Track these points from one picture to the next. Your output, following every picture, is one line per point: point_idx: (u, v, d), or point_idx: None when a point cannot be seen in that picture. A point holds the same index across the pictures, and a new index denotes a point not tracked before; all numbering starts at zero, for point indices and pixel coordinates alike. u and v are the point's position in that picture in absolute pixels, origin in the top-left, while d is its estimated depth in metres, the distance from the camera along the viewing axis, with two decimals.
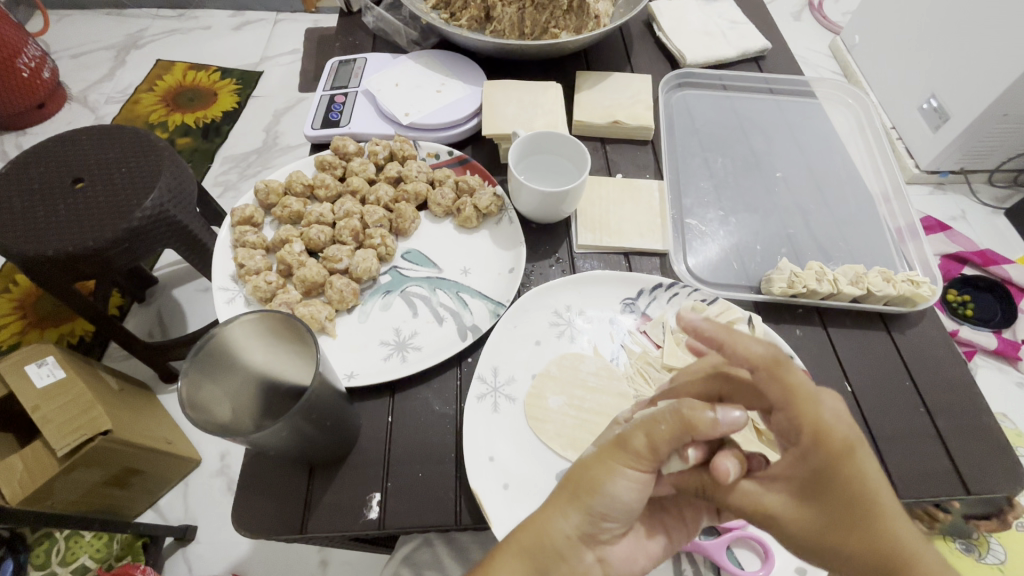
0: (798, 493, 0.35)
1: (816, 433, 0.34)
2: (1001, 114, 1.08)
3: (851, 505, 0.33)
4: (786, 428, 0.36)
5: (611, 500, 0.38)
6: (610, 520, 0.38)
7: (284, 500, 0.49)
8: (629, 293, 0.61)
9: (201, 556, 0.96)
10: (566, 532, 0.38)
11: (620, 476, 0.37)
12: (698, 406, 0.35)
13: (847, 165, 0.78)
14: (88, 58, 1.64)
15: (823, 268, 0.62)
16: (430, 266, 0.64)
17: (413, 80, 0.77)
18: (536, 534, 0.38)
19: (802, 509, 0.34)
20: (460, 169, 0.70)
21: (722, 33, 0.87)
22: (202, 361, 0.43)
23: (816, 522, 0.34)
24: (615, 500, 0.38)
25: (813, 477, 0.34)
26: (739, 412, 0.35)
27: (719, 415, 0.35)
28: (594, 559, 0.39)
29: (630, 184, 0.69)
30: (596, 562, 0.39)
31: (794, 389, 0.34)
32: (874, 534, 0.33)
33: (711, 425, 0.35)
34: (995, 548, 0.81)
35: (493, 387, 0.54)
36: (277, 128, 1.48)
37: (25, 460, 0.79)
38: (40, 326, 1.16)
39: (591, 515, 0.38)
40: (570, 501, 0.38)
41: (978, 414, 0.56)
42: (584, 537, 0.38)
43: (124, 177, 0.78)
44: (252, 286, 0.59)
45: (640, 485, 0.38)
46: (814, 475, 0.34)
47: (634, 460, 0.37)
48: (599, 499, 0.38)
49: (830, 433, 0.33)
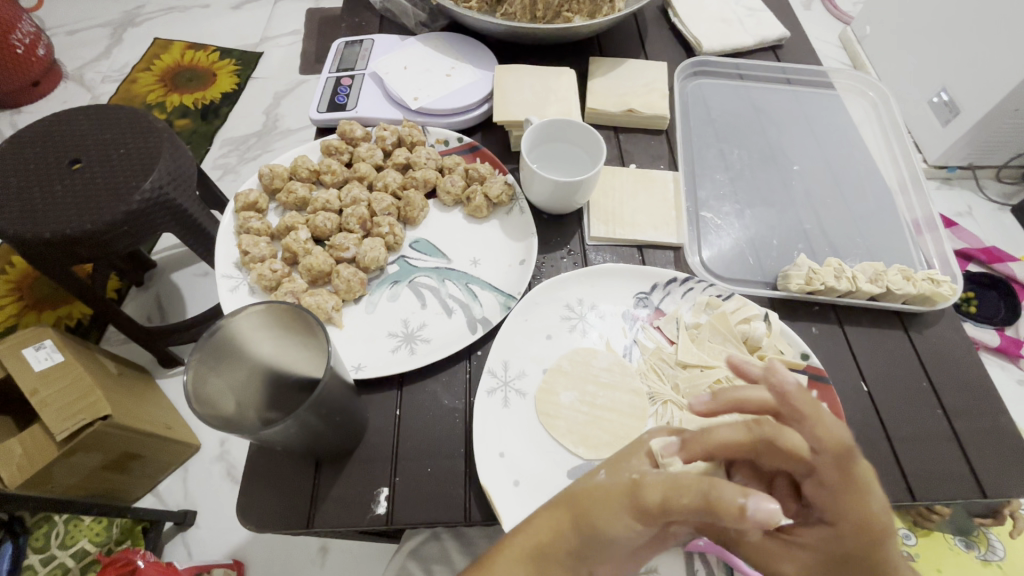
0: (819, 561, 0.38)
1: (859, 522, 0.38)
2: (1013, 108, 1.05)
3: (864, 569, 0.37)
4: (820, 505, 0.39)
5: (610, 542, 0.38)
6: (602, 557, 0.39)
7: (288, 493, 0.48)
8: (642, 287, 0.60)
9: (201, 541, 0.96)
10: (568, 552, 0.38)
11: (621, 521, 0.38)
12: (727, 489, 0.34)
13: (865, 157, 0.76)
14: (83, 36, 1.60)
15: (842, 265, 0.60)
16: (438, 256, 0.63)
17: (421, 63, 0.75)
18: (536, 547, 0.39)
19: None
20: (470, 156, 0.69)
21: (738, 20, 0.85)
22: (207, 352, 0.42)
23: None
24: (613, 542, 0.38)
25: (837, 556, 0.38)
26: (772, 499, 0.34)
27: (749, 508, 0.34)
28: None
29: (643, 174, 0.68)
30: None
31: (852, 477, 0.38)
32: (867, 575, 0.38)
33: (737, 515, 0.34)
34: (995, 544, 0.80)
35: (503, 382, 0.53)
36: (277, 111, 1.45)
37: (23, 444, 0.77)
38: (36, 308, 1.14)
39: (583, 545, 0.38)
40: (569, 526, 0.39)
41: (995, 415, 0.55)
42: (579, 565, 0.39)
43: (122, 158, 0.76)
44: (257, 274, 0.58)
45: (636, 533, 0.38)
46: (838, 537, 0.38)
47: (639, 514, 0.37)
48: (598, 537, 0.38)
49: (873, 517, 0.38)
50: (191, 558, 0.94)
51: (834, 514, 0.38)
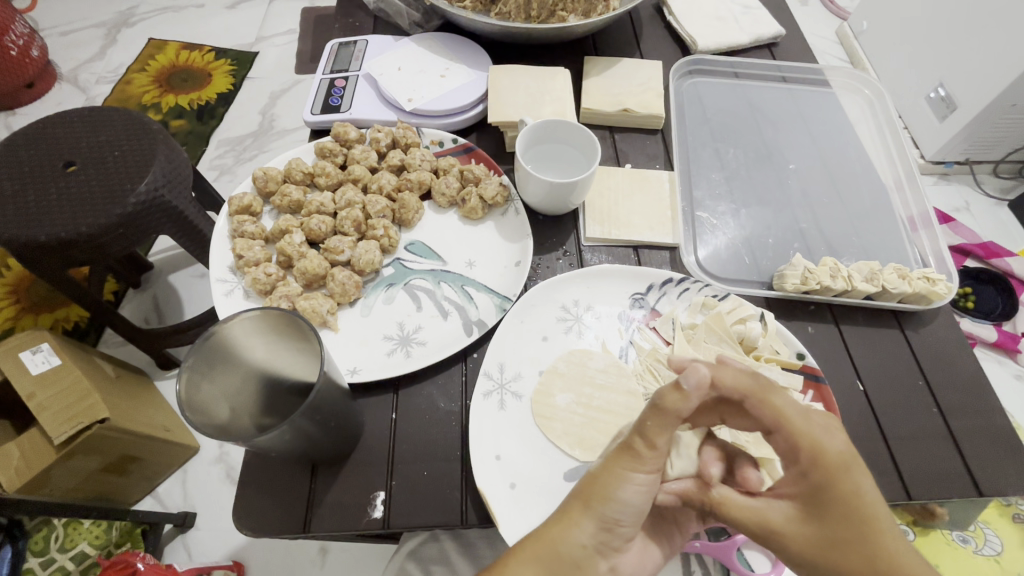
0: (799, 508, 0.37)
1: (812, 453, 0.37)
2: (1009, 103, 1.05)
3: (854, 517, 0.35)
4: (783, 450, 0.38)
5: (625, 506, 0.39)
6: (623, 527, 0.39)
7: (287, 498, 0.48)
8: (638, 288, 0.60)
9: (201, 543, 0.96)
10: (582, 542, 0.39)
11: (630, 481, 0.39)
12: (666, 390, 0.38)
13: (862, 155, 0.76)
14: (78, 36, 1.60)
15: (837, 265, 0.60)
16: (434, 258, 0.62)
17: (416, 64, 0.75)
18: (549, 546, 0.39)
19: (800, 522, 0.37)
20: (464, 158, 0.69)
21: (734, 18, 0.84)
22: (199, 360, 0.42)
23: (814, 534, 0.36)
24: (625, 506, 0.39)
25: (811, 493, 0.37)
26: (704, 369, 0.38)
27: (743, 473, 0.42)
28: (606, 568, 0.40)
29: (639, 174, 0.67)
30: (611, 569, 0.40)
31: (781, 411, 0.38)
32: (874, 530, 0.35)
33: (683, 399, 0.38)
34: (991, 539, 0.80)
35: (499, 384, 0.53)
36: (273, 111, 1.45)
37: (21, 447, 0.77)
38: (33, 311, 1.14)
39: (603, 523, 0.39)
40: (582, 511, 0.39)
41: (991, 413, 0.55)
42: (600, 547, 0.39)
43: (116, 160, 0.76)
44: (251, 278, 0.58)
45: (647, 486, 0.39)
46: (812, 492, 0.37)
47: (637, 463, 0.39)
48: (610, 506, 0.39)
49: (824, 450, 0.37)
50: (191, 560, 0.94)
51: (794, 452, 0.37)
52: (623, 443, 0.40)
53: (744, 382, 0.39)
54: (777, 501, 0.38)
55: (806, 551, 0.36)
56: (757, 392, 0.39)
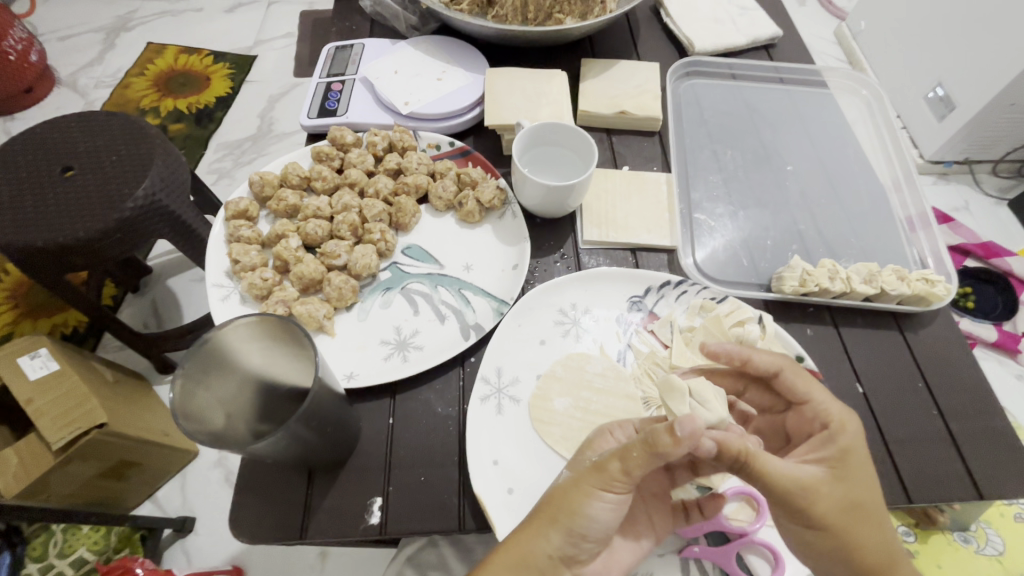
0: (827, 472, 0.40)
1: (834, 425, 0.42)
2: (1008, 103, 1.05)
3: (868, 483, 0.40)
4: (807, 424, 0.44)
5: (591, 522, 0.40)
6: (588, 541, 0.40)
7: (283, 505, 0.48)
8: (636, 291, 0.59)
9: (200, 548, 0.95)
10: (549, 552, 0.39)
11: (597, 499, 0.39)
12: (660, 432, 0.38)
13: (859, 156, 0.75)
14: (76, 41, 1.60)
15: (836, 266, 0.60)
16: (431, 262, 0.62)
17: (412, 67, 0.75)
18: (520, 554, 0.39)
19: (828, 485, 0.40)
20: (462, 161, 0.68)
21: (731, 19, 0.84)
22: (193, 368, 0.42)
23: (841, 497, 0.39)
24: (593, 522, 0.40)
25: (835, 459, 0.41)
26: (699, 420, 0.37)
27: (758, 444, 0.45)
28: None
29: (636, 176, 0.67)
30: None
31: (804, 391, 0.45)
32: (876, 520, 0.40)
33: (673, 445, 0.37)
34: (993, 540, 0.80)
35: (496, 389, 0.53)
36: (271, 114, 1.44)
37: (19, 454, 0.77)
38: (31, 316, 1.14)
39: (570, 536, 0.40)
40: (551, 524, 0.40)
41: (991, 415, 0.55)
42: (565, 558, 0.40)
43: (113, 165, 0.76)
44: (248, 283, 0.57)
45: (616, 505, 0.40)
46: (837, 458, 0.41)
47: (607, 484, 0.39)
48: (578, 521, 0.39)
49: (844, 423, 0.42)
50: (191, 565, 0.94)
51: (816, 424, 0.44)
52: (597, 463, 0.40)
53: (776, 358, 0.47)
54: (807, 466, 0.41)
55: (831, 513, 0.39)
56: (789, 365, 0.46)
